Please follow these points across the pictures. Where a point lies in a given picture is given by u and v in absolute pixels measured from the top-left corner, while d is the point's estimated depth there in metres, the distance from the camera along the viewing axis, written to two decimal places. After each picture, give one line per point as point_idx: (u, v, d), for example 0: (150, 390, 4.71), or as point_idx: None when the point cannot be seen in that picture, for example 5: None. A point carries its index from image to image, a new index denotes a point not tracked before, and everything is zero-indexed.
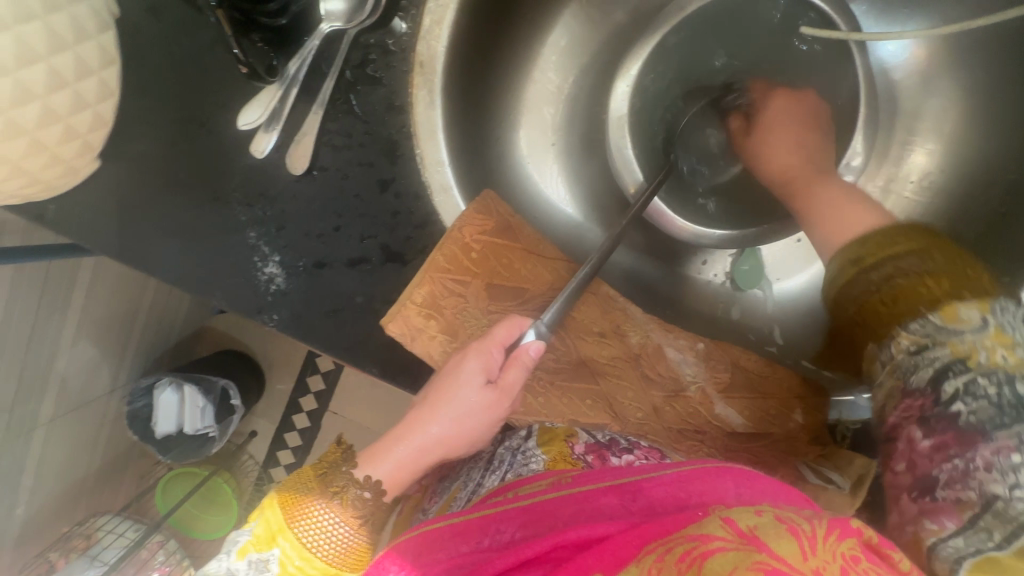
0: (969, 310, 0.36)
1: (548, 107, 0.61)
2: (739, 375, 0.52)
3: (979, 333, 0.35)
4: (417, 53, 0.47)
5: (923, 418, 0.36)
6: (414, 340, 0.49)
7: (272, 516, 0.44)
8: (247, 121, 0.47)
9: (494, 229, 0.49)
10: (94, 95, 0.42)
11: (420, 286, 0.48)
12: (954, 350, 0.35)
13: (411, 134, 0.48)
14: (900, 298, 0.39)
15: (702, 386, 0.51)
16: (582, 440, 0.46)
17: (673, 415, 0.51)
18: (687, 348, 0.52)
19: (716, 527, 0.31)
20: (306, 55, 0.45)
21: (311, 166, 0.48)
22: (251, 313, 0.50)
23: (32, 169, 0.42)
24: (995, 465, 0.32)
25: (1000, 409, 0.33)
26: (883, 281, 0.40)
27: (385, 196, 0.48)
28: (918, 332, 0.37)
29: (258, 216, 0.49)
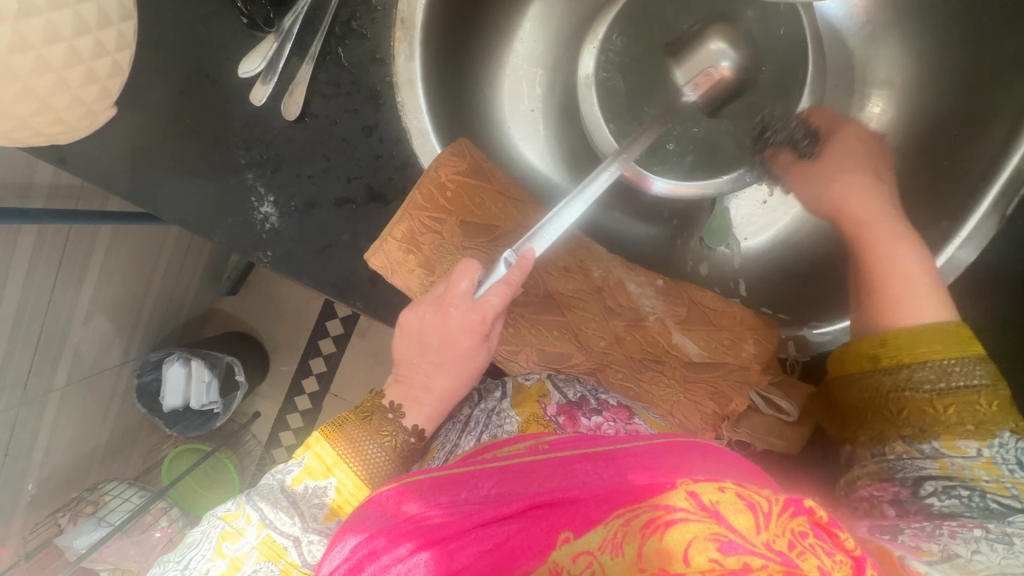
0: (966, 440, 0.38)
1: (524, 72, 0.66)
2: (696, 310, 0.55)
3: (969, 460, 0.37)
4: (399, 10, 0.52)
5: (894, 500, 0.38)
6: (394, 271, 0.53)
7: (326, 447, 0.47)
8: (246, 70, 0.52)
9: (467, 170, 0.54)
10: (114, 44, 0.48)
11: (400, 223, 0.53)
12: (941, 468, 0.37)
13: (393, 85, 0.53)
14: (905, 413, 0.41)
15: (661, 317, 0.55)
16: (555, 402, 0.49)
17: (633, 343, 0.54)
18: (646, 284, 0.56)
19: (679, 499, 0.29)
20: (300, 12, 0.51)
21: (303, 113, 0.53)
22: (248, 250, 0.55)
23: (57, 108, 0.48)
24: (957, 533, 0.32)
25: (968, 507, 0.34)
26: (892, 388, 0.42)
27: (369, 141, 0.54)
28: (916, 448, 0.40)
29: (256, 160, 0.54)
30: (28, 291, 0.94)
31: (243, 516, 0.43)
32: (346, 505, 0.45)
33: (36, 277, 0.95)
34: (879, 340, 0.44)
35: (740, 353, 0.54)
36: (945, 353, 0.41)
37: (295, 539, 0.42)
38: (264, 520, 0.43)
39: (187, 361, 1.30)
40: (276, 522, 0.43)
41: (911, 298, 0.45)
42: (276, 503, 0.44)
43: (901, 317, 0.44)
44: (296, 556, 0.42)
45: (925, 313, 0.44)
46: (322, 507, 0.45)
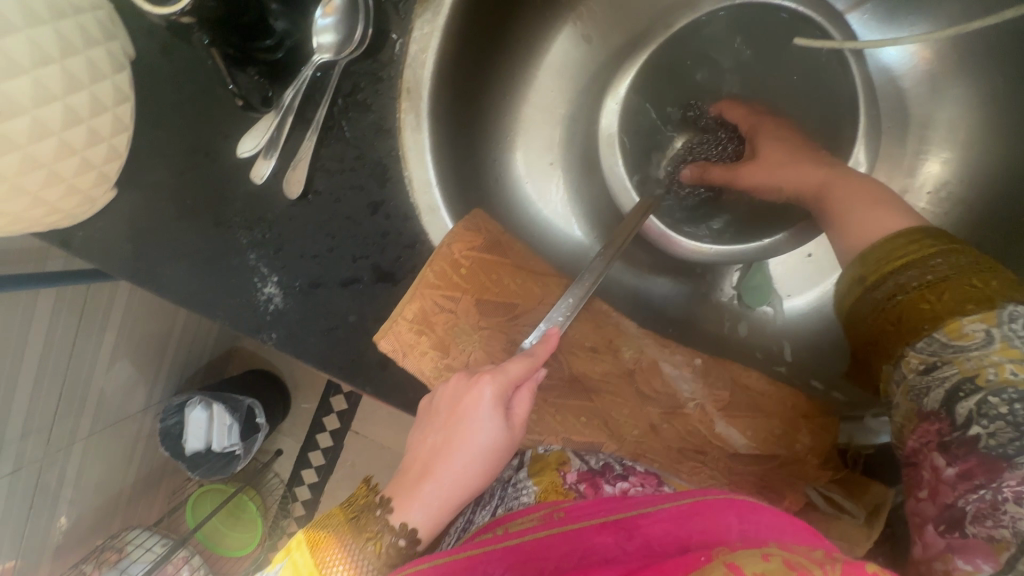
0: (974, 324, 0.40)
1: (543, 126, 0.61)
2: (740, 394, 0.50)
3: (983, 349, 0.39)
4: (404, 80, 0.48)
5: (942, 444, 0.40)
6: (405, 354, 0.50)
7: (304, 556, 0.39)
8: (245, 150, 0.49)
9: (484, 245, 0.50)
10: (108, 130, 0.46)
11: (411, 302, 0.49)
12: (961, 368, 0.39)
13: (400, 158, 0.49)
14: (905, 316, 0.43)
15: (701, 404, 0.49)
16: (575, 468, 0.45)
17: (672, 434, 0.49)
18: (684, 364, 0.50)
19: (721, 575, 0.28)
20: (300, 85, 0.46)
21: (305, 190, 0.50)
22: (251, 332, 0.52)
23: (52, 200, 0.45)
24: (1021, 499, 0.35)
25: (1014, 428, 0.36)
26: (889, 297, 0.44)
27: (376, 218, 0.50)
28: (925, 351, 0.41)
29: (259, 239, 0.51)
30: (45, 355, 0.94)
31: None
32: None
33: (54, 339, 0.95)
34: (861, 264, 0.46)
35: (794, 443, 0.48)
36: (930, 246, 0.43)
37: None
38: None
39: (209, 405, 1.29)
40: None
41: (872, 236, 0.46)
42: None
43: (870, 239, 0.46)
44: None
45: (890, 227, 0.46)
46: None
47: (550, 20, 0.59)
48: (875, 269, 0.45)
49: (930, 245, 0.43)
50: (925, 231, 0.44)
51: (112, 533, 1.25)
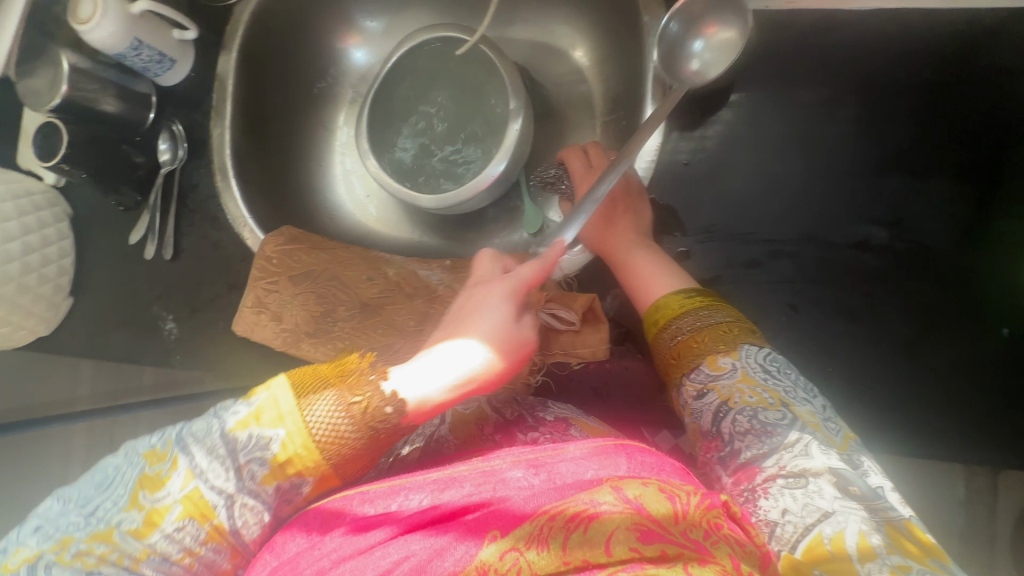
0: (725, 358, 0.49)
1: (344, 169, 0.88)
2: (477, 271, 0.66)
3: (732, 376, 0.48)
4: (216, 165, 0.76)
5: (721, 457, 0.47)
6: (254, 330, 0.70)
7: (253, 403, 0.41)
8: (136, 238, 0.77)
9: (285, 240, 0.72)
10: (57, 254, 0.74)
11: (248, 295, 0.70)
12: (720, 393, 0.48)
13: (226, 211, 0.76)
14: (681, 354, 0.51)
15: (448, 285, 0.65)
16: (493, 421, 0.55)
17: (437, 313, 0.64)
18: (437, 266, 0.68)
19: (607, 493, 0.37)
20: (156, 188, 0.75)
21: (176, 250, 0.76)
22: (166, 357, 0.75)
23: (25, 304, 0.72)
24: (770, 492, 0.42)
25: (761, 439, 0.45)
26: (671, 339, 0.52)
27: (221, 252, 0.75)
28: (696, 380, 0.50)
29: (158, 294, 0.77)
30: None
31: None
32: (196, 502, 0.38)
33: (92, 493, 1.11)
34: (654, 310, 0.55)
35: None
36: (690, 304, 0.53)
37: None
38: None
39: None
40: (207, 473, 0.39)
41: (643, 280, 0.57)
42: (222, 446, 0.39)
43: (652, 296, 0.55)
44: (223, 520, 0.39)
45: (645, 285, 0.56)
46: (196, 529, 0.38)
47: (324, 106, 0.88)
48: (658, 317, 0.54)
49: (686, 302, 0.53)
50: (688, 292, 0.54)
51: None
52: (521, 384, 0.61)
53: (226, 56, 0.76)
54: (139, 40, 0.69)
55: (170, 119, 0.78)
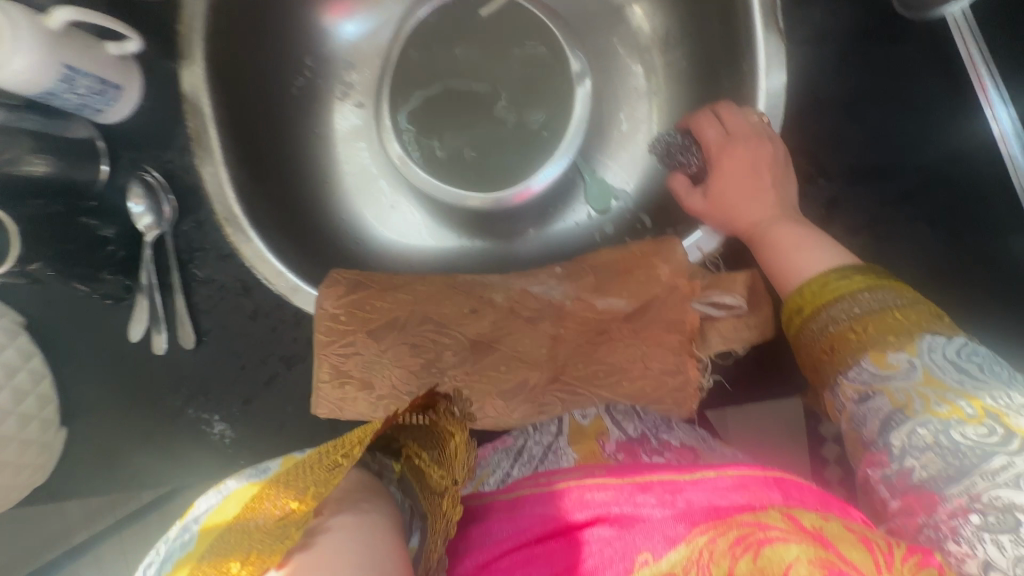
0: (897, 355, 0.39)
1: (357, 181, 0.72)
2: (600, 272, 0.57)
3: (908, 379, 0.38)
4: (216, 215, 0.58)
5: (884, 476, 0.37)
6: (343, 407, 0.57)
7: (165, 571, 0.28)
8: (137, 334, 0.58)
9: (348, 289, 0.57)
10: (31, 382, 0.55)
11: (321, 366, 0.57)
12: (892, 399, 0.38)
13: (249, 268, 0.58)
14: (836, 347, 0.42)
15: (575, 298, 0.56)
16: (615, 438, 0.51)
17: (572, 332, 0.56)
18: (549, 278, 0.57)
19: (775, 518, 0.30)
20: (148, 263, 0.57)
21: (197, 335, 0.59)
22: (226, 466, 0.60)
23: (13, 459, 0.53)
24: (957, 530, 0.33)
25: (943, 460, 0.34)
26: (822, 331, 0.43)
27: (259, 323, 0.58)
28: (857, 381, 0.40)
29: (188, 394, 0.60)
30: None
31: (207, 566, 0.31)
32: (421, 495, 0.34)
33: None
34: (797, 296, 0.45)
35: (660, 278, 0.55)
36: (848, 287, 0.43)
37: None
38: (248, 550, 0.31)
39: None
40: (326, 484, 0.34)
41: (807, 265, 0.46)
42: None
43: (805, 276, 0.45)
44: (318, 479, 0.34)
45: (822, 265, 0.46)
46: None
47: (314, 109, 0.70)
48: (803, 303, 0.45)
49: (847, 285, 0.43)
50: (847, 273, 0.43)
51: None
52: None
53: (190, 67, 0.57)
54: (69, 66, 0.49)
55: (135, 167, 0.58)
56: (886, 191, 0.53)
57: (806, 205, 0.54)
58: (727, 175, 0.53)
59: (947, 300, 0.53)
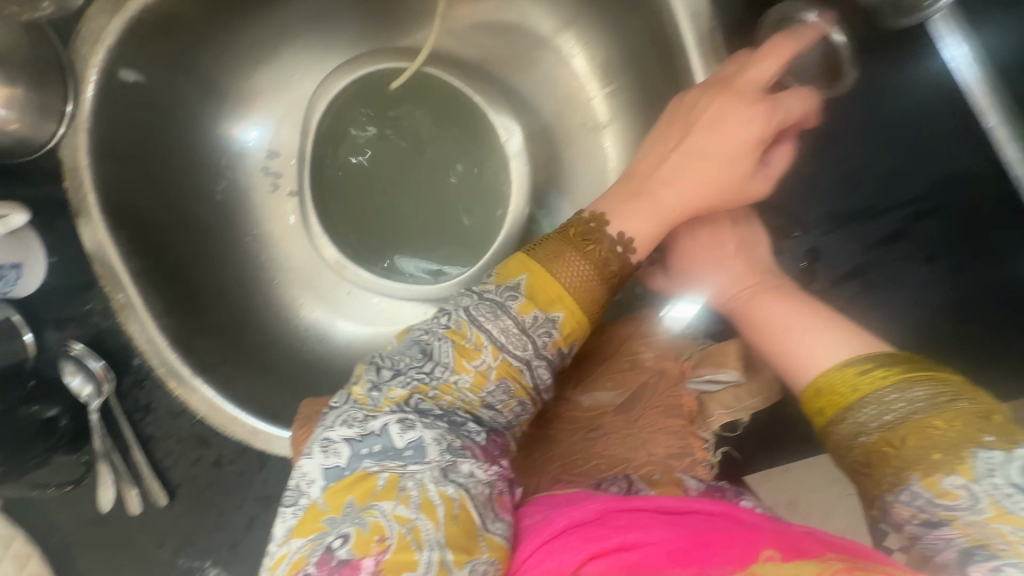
0: (952, 479, 0.30)
1: (293, 280, 0.65)
2: (581, 362, 0.53)
3: (974, 514, 0.29)
4: (158, 369, 0.55)
5: None
6: None
7: (519, 258, 0.40)
8: (107, 501, 0.56)
9: (320, 424, 0.52)
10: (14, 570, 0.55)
11: None
12: (966, 533, 0.29)
13: (204, 418, 0.56)
14: (873, 458, 0.34)
15: (558, 395, 0.52)
16: (695, 485, 0.45)
17: (563, 433, 0.51)
18: None
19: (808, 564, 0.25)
20: (99, 430, 0.54)
21: (168, 490, 0.57)
22: None
23: None
24: None
25: None
26: (854, 440, 0.34)
27: (227, 469, 0.57)
28: (912, 506, 0.31)
29: (172, 547, 0.58)
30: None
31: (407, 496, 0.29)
32: (545, 300, 0.38)
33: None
34: (814, 394, 0.37)
35: (645, 364, 0.51)
36: (877, 382, 0.34)
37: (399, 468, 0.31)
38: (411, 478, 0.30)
39: None
40: (509, 344, 0.36)
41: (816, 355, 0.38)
42: (404, 422, 0.32)
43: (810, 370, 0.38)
44: (529, 379, 0.37)
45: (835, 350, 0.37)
46: (510, 387, 0.36)
47: (245, 212, 0.64)
48: (825, 403, 0.36)
49: (868, 382, 0.35)
50: (873, 361, 0.35)
51: None
52: (701, 471, 0.48)
53: (89, 225, 0.53)
54: None
55: (62, 339, 0.55)
56: (867, 235, 0.48)
57: (782, 265, 0.47)
58: (690, 250, 0.46)
59: (951, 345, 0.47)
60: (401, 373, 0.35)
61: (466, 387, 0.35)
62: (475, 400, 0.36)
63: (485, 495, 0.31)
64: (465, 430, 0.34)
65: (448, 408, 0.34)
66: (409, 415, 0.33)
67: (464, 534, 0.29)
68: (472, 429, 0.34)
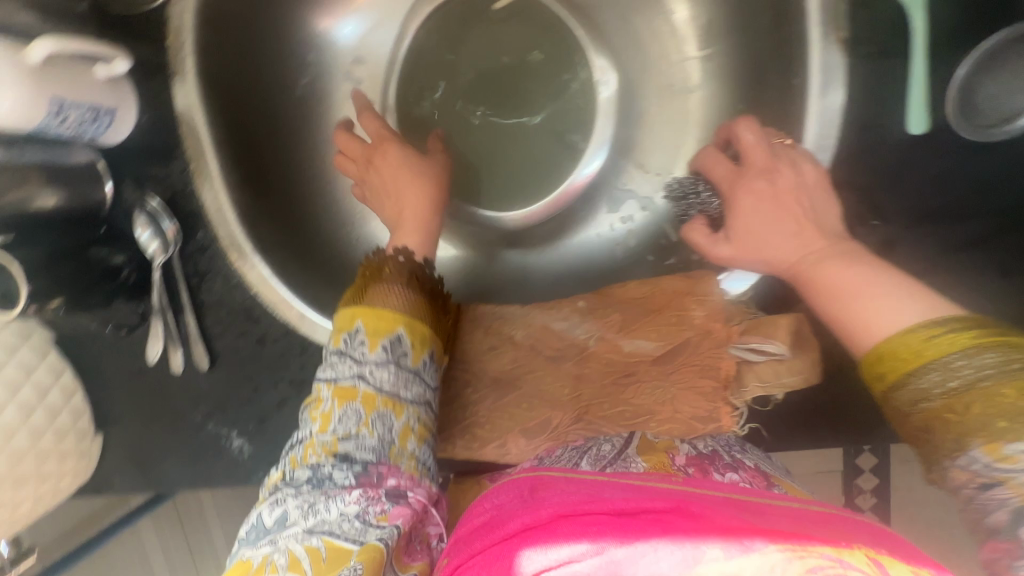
0: (1016, 444, 0.31)
1: (359, 185, 0.67)
2: (627, 312, 0.57)
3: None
4: (222, 238, 0.57)
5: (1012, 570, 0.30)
6: None
7: (351, 303, 0.52)
8: (155, 354, 0.60)
9: None
10: (62, 398, 0.59)
11: None
12: (1018, 491, 0.31)
13: (256, 295, 0.58)
14: (931, 422, 0.35)
15: (598, 337, 0.57)
16: (683, 451, 0.49)
17: (596, 372, 0.56)
18: (570, 314, 0.59)
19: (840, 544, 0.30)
20: (157, 287, 0.57)
21: (212, 356, 0.60)
22: (245, 478, 0.63)
23: (53, 471, 0.58)
24: None
25: None
26: (914, 406, 0.36)
27: (268, 348, 0.59)
28: (969, 470, 0.33)
29: (207, 409, 0.62)
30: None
31: (268, 565, 0.40)
32: (381, 330, 0.50)
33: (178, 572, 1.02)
34: (874, 359, 0.38)
35: (692, 322, 0.54)
36: (947, 347, 0.34)
37: (271, 540, 0.42)
38: (271, 551, 0.41)
39: None
40: (363, 376, 0.49)
41: (882, 318, 0.38)
42: (282, 494, 0.45)
43: (870, 331, 0.38)
44: (400, 399, 0.49)
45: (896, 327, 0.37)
46: (359, 407, 0.48)
47: (322, 108, 0.65)
48: (886, 368, 0.37)
49: (937, 349, 0.35)
50: (945, 326, 0.35)
51: None
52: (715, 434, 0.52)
53: (182, 83, 0.55)
54: (59, 99, 0.46)
55: (140, 193, 0.57)
56: (949, 237, 0.47)
57: None
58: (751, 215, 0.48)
59: None
60: (283, 457, 0.48)
61: (320, 428, 0.48)
62: (332, 440, 0.47)
63: (356, 526, 0.42)
64: (330, 478, 0.45)
65: (315, 464, 0.46)
66: (286, 489, 0.45)
67: (330, 562, 0.40)
68: (342, 477, 0.45)
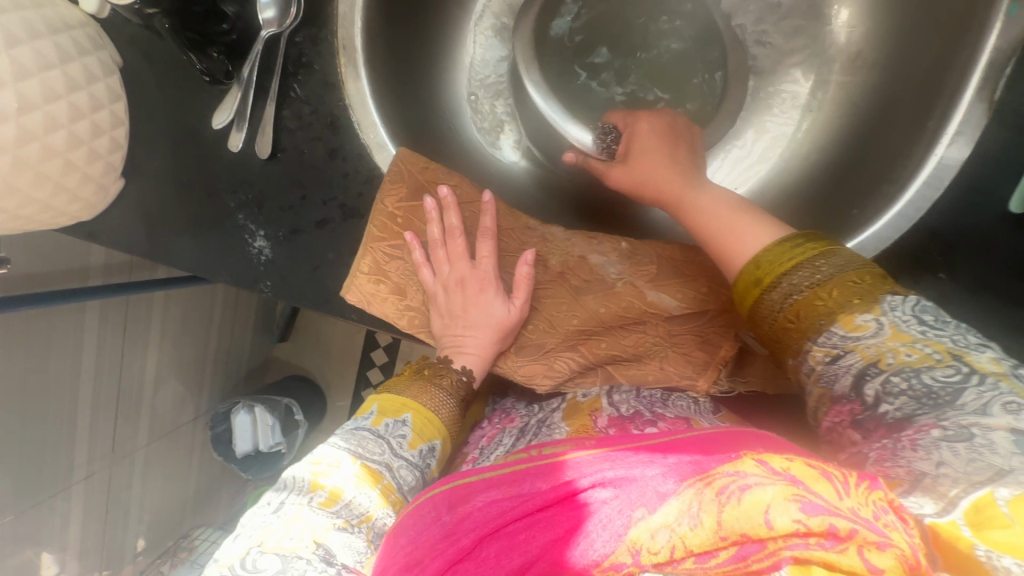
0: (864, 316, 0.39)
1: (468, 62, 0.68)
2: (664, 265, 0.56)
3: (877, 337, 0.37)
4: (338, 38, 0.56)
5: None
6: (370, 302, 0.56)
7: (393, 395, 0.52)
8: (220, 123, 0.58)
9: (409, 191, 0.56)
10: (108, 124, 0.56)
11: (364, 257, 0.56)
12: (864, 356, 0.37)
13: (347, 107, 0.58)
14: (803, 314, 0.41)
15: (628, 280, 0.55)
16: (605, 414, 0.50)
17: (611, 311, 0.55)
18: (610, 250, 0.57)
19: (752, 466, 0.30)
20: (254, 60, 0.54)
21: (274, 149, 0.58)
22: (251, 282, 0.60)
23: (71, 189, 0.55)
24: None
25: None
26: (784, 301, 0.42)
27: (335, 163, 0.58)
28: (828, 344, 0.39)
29: (245, 198, 0.60)
30: (98, 394, 0.96)
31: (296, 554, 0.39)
32: (425, 431, 0.50)
33: (104, 374, 0.97)
34: (753, 267, 0.45)
35: (721, 298, 0.54)
36: (804, 254, 0.43)
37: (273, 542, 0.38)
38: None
39: (251, 408, 1.25)
40: (367, 451, 0.46)
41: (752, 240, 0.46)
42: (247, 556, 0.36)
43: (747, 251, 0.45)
44: (391, 479, 0.45)
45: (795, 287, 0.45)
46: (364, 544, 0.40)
47: None
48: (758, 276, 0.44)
49: (802, 249, 0.42)
50: (796, 237, 0.44)
51: (183, 535, 1.28)
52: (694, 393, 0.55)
53: None
54: None
55: None
56: (1002, 315, 0.49)
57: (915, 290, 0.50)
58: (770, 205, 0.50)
59: None
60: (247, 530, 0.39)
61: (319, 503, 0.41)
62: (327, 527, 0.39)
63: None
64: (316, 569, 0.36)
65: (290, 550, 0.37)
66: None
67: None
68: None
